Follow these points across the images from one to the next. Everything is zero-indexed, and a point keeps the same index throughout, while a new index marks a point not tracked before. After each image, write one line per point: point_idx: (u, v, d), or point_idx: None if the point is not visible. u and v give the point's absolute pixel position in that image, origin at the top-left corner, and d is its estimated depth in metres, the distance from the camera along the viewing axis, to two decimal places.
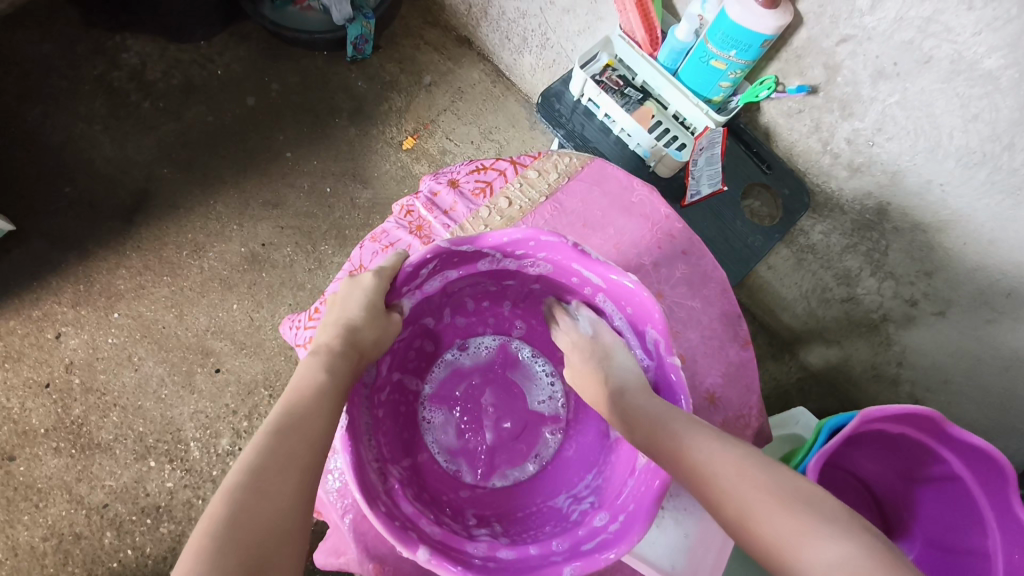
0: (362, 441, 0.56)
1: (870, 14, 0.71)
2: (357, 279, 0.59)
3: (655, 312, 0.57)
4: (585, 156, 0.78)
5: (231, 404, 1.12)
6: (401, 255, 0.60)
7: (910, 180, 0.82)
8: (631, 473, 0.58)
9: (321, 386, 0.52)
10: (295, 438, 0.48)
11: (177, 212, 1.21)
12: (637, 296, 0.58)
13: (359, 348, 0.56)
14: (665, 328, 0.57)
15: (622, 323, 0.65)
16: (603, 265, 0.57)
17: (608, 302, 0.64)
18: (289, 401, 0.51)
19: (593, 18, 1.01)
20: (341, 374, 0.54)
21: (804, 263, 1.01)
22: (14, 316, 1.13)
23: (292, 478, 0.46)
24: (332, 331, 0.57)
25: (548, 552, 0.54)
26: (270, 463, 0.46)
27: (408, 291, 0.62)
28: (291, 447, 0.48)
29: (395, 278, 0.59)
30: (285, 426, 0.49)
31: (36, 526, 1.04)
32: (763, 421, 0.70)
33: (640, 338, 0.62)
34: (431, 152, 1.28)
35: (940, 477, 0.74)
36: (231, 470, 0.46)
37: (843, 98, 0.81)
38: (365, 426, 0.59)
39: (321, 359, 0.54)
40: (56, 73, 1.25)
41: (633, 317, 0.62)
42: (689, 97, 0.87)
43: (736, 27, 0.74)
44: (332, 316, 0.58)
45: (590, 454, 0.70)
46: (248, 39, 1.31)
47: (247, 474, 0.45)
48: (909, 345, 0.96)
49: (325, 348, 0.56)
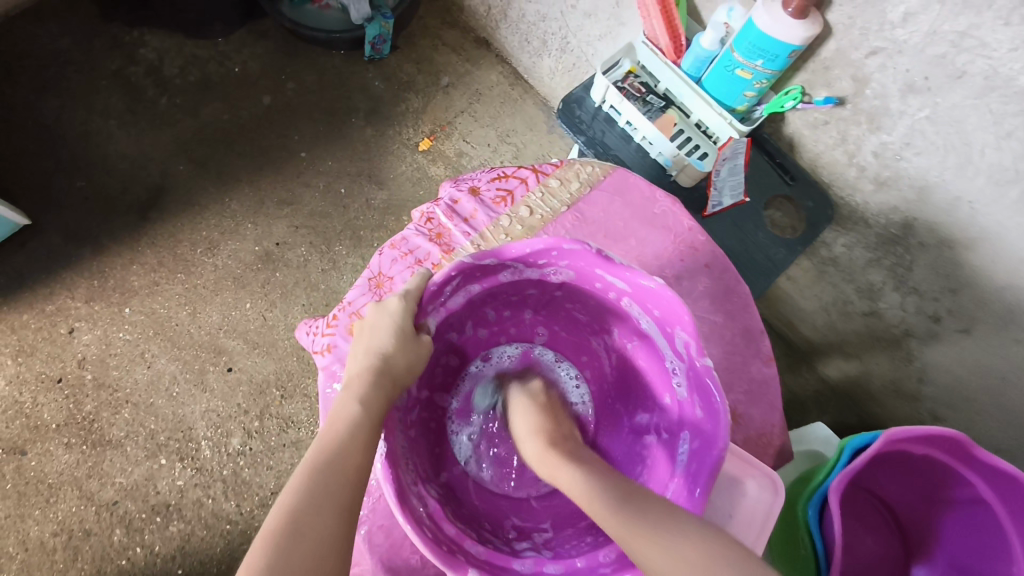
0: (401, 466, 0.54)
1: (902, 26, 0.69)
2: (383, 303, 0.56)
3: (684, 313, 0.52)
4: (607, 165, 0.77)
5: (242, 404, 1.12)
6: (425, 274, 0.57)
7: (938, 196, 0.81)
8: (672, 480, 0.57)
9: (355, 419, 0.50)
10: (332, 473, 0.47)
11: (191, 210, 1.21)
12: (663, 295, 0.53)
13: (392, 375, 0.54)
14: (695, 329, 0.52)
15: (651, 327, 0.59)
16: (627, 269, 0.53)
17: (634, 307, 0.59)
18: (323, 438, 0.50)
19: (616, 23, 1.00)
20: (376, 405, 0.52)
21: (825, 276, 1.00)
22: (28, 310, 1.13)
23: (329, 516, 0.45)
24: (362, 360, 0.55)
25: (595, 564, 0.53)
26: (306, 504, 0.45)
27: (433, 309, 0.60)
28: (328, 486, 0.47)
29: (421, 298, 0.56)
30: (322, 463, 0.48)
31: (46, 521, 1.04)
32: (785, 440, 0.69)
33: (670, 341, 0.57)
34: (448, 154, 1.28)
35: (962, 499, 0.73)
36: (270, 512, 0.45)
37: (871, 111, 0.79)
38: (402, 449, 0.58)
39: (354, 388, 0.52)
40: (73, 67, 1.25)
41: (661, 319, 0.56)
42: (712, 105, 0.85)
43: (764, 36, 0.73)
44: (359, 343, 0.56)
45: (626, 458, 0.68)
46: (266, 37, 1.31)
47: (285, 518, 0.44)
48: (930, 361, 0.95)
49: (356, 377, 0.53)
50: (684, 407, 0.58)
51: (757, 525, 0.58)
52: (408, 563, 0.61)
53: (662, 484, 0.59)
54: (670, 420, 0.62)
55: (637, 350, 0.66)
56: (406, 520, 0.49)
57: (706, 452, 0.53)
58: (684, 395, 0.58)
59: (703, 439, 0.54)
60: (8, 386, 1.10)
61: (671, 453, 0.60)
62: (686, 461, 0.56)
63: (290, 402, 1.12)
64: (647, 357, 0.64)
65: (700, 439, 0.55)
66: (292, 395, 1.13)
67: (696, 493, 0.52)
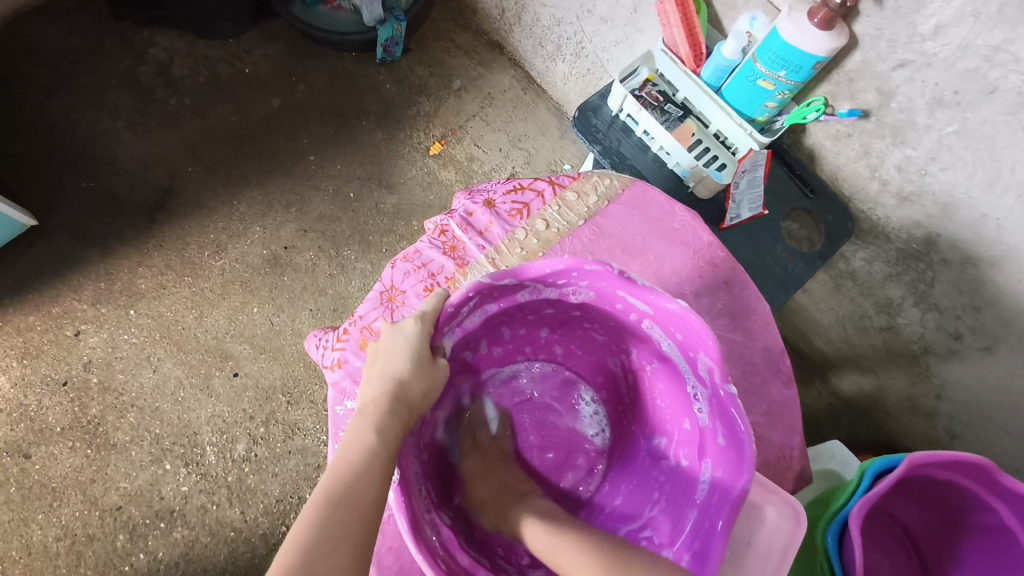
0: (414, 494, 0.53)
1: (932, 39, 0.67)
2: (399, 325, 0.55)
3: (709, 338, 0.50)
4: (626, 178, 0.77)
5: (248, 409, 1.10)
6: (442, 294, 0.56)
7: (963, 213, 0.78)
8: (691, 511, 0.56)
9: (370, 451, 0.49)
10: (347, 510, 0.46)
11: (199, 212, 1.20)
12: (686, 320, 0.51)
13: (408, 403, 0.53)
14: (721, 356, 0.50)
15: (673, 350, 0.57)
16: (650, 291, 0.51)
17: (656, 329, 0.57)
18: (338, 470, 0.49)
19: (633, 29, 0.98)
20: (392, 436, 0.51)
21: (842, 289, 0.98)
22: (34, 311, 1.12)
23: (344, 556, 0.45)
24: (377, 386, 0.53)
25: None
26: (321, 543, 0.44)
27: (449, 330, 0.58)
28: (344, 524, 0.46)
29: (437, 320, 0.55)
30: (336, 498, 0.47)
31: (49, 526, 1.03)
32: (805, 464, 0.67)
33: (692, 366, 0.55)
34: (458, 159, 1.26)
35: (984, 526, 0.72)
36: (282, 548, 0.44)
37: (896, 124, 0.77)
38: (415, 475, 0.56)
39: (370, 417, 0.51)
40: (82, 66, 1.24)
41: (684, 343, 0.54)
42: (732, 116, 0.83)
43: (789, 47, 0.71)
44: (375, 366, 0.55)
45: (644, 485, 0.67)
46: (277, 37, 1.29)
47: (298, 556, 0.43)
48: (948, 379, 0.92)
49: (372, 404, 0.52)
50: (705, 434, 0.57)
51: (776, 559, 0.56)
52: None
53: (682, 513, 0.57)
54: (689, 446, 0.61)
55: (657, 373, 0.64)
56: (418, 551, 0.48)
57: (730, 485, 0.52)
58: (706, 423, 0.57)
59: (726, 470, 0.53)
60: (13, 388, 1.09)
61: (691, 484, 0.58)
62: (707, 493, 0.55)
63: (297, 409, 1.11)
64: (668, 380, 0.63)
65: (724, 469, 0.53)
66: (299, 401, 1.12)
67: (718, 527, 0.50)
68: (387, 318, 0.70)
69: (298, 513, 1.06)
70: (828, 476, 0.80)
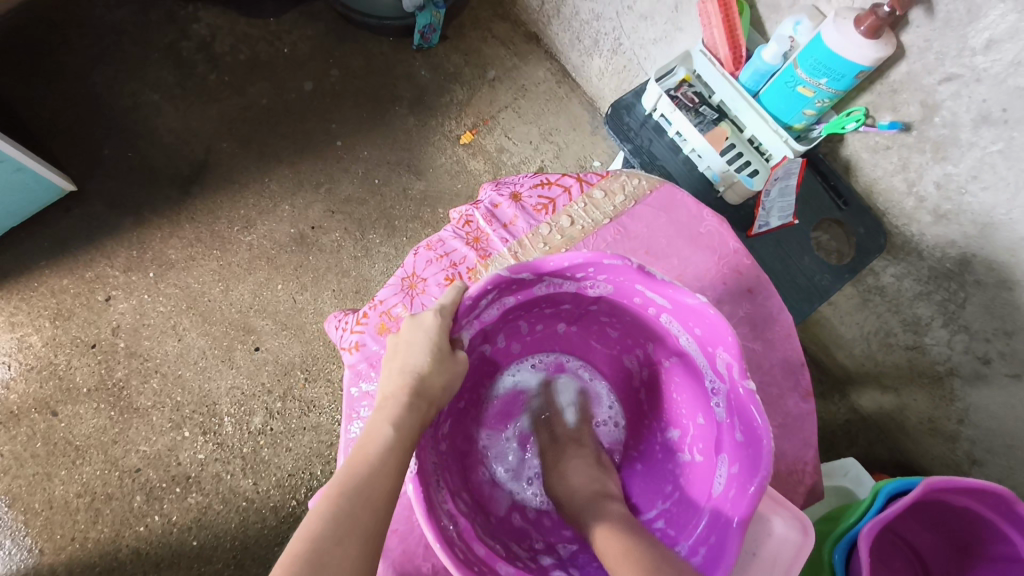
0: (431, 485, 0.54)
1: (983, 54, 0.65)
2: (419, 319, 0.56)
3: (729, 334, 0.51)
4: (655, 179, 0.76)
5: (267, 383, 1.12)
6: (461, 288, 0.56)
7: (1002, 234, 0.75)
8: (708, 500, 0.56)
9: (387, 445, 0.50)
10: (358, 499, 0.47)
11: (232, 187, 1.22)
12: (704, 313, 0.52)
13: (428, 396, 0.54)
14: (739, 351, 0.51)
15: (690, 344, 0.57)
16: (668, 285, 0.52)
17: (673, 323, 0.57)
18: (354, 460, 0.50)
19: (672, 28, 0.96)
20: (410, 429, 0.52)
21: (869, 304, 0.96)
22: (68, 274, 1.15)
23: (353, 548, 0.45)
24: (397, 379, 0.54)
25: None
26: (331, 533, 0.45)
27: (468, 323, 0.59)
28: (355, 516, 0.47)
29: (456, 313, 0.55)
30: (350, 488, 0.48)
31: (71, 482, 1.07)
32: (817, 479, 0.67)
33: (710, 361, 0.56)
34: (488, 149, 1.26)
35: (997, 558, 0.70)
36: (295, 535, 0.45)
37: (938, 139, 0.74)
38: (433, 468, 0.57)
39: (388, 411, 0.52)
40: (127, 38, 1.26)
41: (702, 338, 0.55)
42: (768, 122, 0.81)
43: (832, 54, 0.69)
44: (395, 361, 0.55)
45: (659, 481, 0.67)
46: (316, 19, 1.30)
47: (309, 544, 0.45)
48: (973, 403, 0.89)
49: (391, 398, 0.53)
50: (721, 429, 0.57)
51: (783, 564, 0.55)
52: (419, 570, 0.60)
53: (693, 512, 0.58)
54: (705, 442, 0.61)
55: (674, 368, 0.65)
56: (434, 535, 0.49)
57: (739, 492, 0.52)
58: (722, 417, 0.57)
59: (742, 466, 0.53)
60: (44, 347, 1.12)
61: (704, 482, 0.59)
62: (722, 486, 0.55)
63: (314, 386, 1.13)
64: (685, 377, 0.63)
65: (739, 465, 0.53)
66: (316, 378, 1.14)
67: (733, 522, 0.50)
68: (407, 305, 0.71)
69: (309, 488, 1.08)
70: (841, 493, 0.79)
